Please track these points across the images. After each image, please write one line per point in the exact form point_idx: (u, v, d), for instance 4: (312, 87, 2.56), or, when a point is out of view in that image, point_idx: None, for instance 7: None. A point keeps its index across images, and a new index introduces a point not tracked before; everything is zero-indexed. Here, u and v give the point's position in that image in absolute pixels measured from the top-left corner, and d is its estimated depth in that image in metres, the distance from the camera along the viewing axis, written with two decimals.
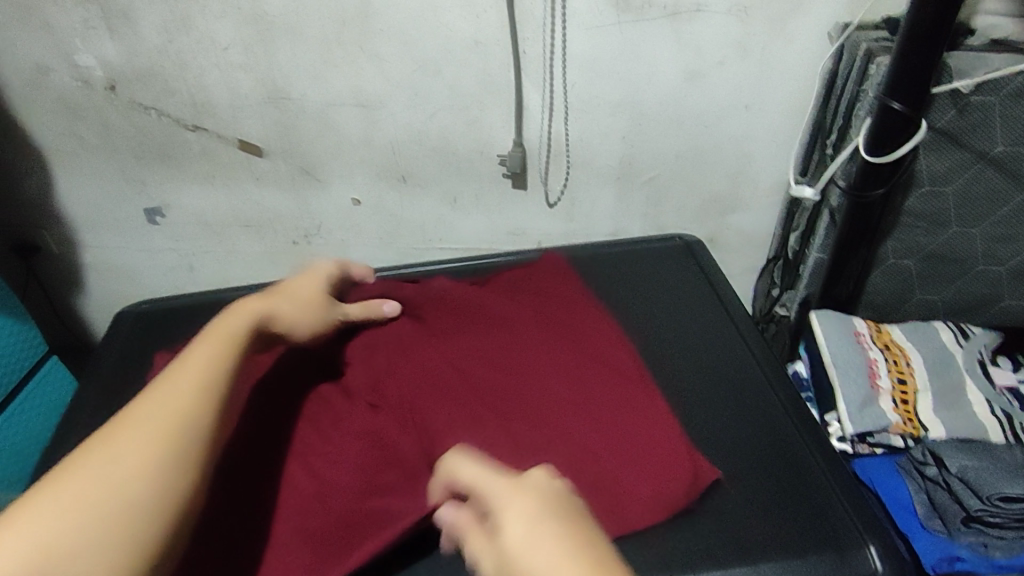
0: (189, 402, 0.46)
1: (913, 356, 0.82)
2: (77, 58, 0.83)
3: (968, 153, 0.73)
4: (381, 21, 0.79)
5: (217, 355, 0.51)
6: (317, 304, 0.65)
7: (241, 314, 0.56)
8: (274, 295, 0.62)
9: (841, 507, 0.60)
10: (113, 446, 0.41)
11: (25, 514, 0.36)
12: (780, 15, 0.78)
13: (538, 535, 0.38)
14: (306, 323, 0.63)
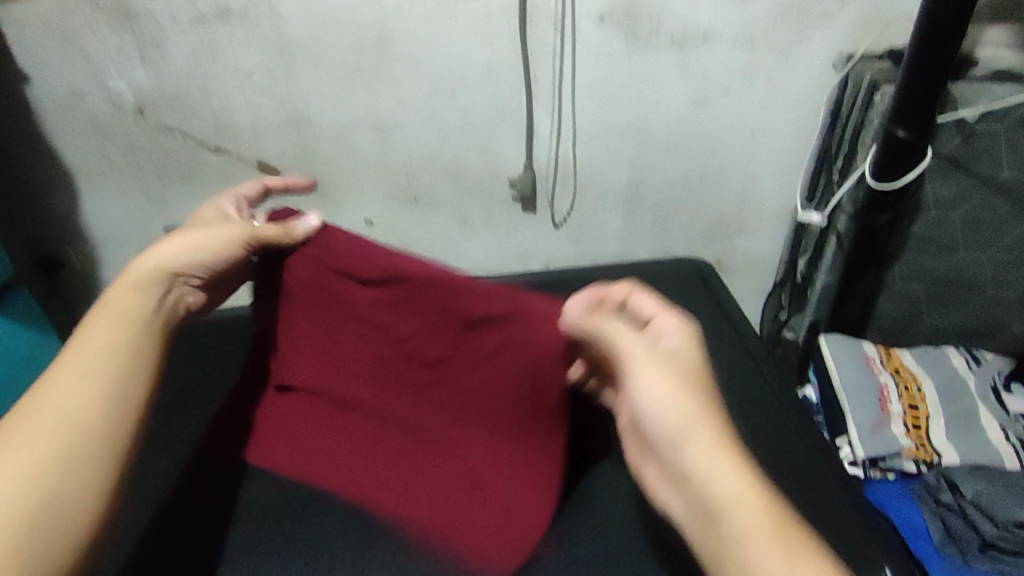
0: (117, 387, 0.48)
1: (923, 381, 0.82)
2: (109, 82, 0.86)
3: (973, 179, 0.74)
4: (397, 48, 0.82)
5: (126, 344, 0.50)
6: (211, 232, 0.57)
7: (120, 288, 0.53)
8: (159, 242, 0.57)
9: (852, 529, 0.60)
10: (40, 426, 0.45)
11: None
12: (786, 45, 0.80)
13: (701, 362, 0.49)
14: (193, 251, 0.56)
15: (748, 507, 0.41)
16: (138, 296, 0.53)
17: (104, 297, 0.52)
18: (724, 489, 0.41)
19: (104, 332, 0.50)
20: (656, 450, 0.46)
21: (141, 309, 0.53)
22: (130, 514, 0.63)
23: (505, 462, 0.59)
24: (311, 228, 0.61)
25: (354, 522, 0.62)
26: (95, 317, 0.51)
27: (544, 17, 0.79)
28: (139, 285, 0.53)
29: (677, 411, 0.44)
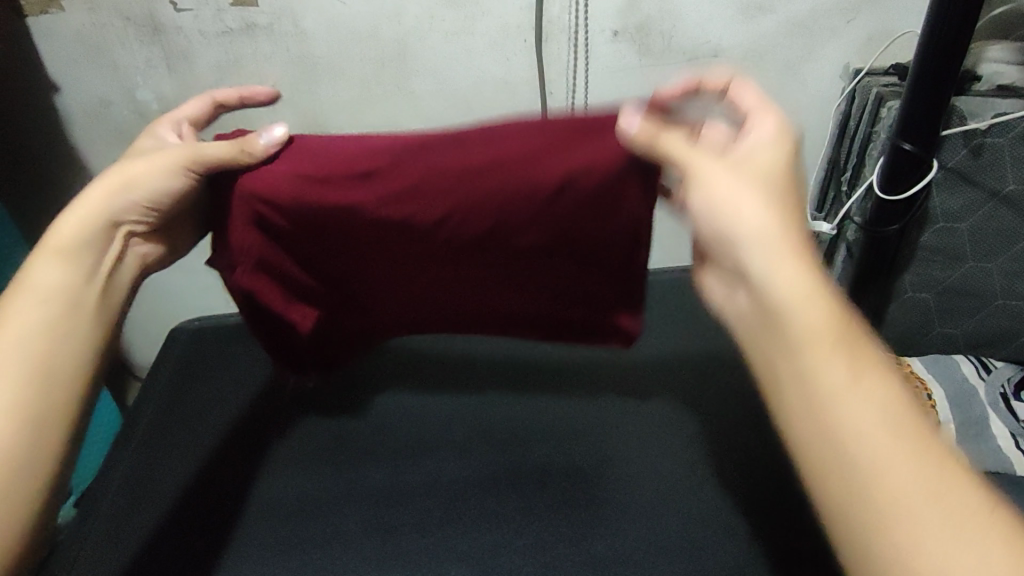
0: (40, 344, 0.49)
1: (933, 388, 0.83)
2: (137, 93, 0.90)
3: (980, 191, 0.75)
4: (416, 62, 0.85)
5: (50, 308, 0.51)
6: (149, 164, 0.55)
7: (47, 254, 0.52)
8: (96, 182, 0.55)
9: None
10: None
11: None
12: (795, 60, 0.83)
13: (772, 167, 0.49)
14: (133, 188, 0.55)
15: (809, 311, 0.42)
16: (69, 260, 0.53)
17: (27, 268, 0.52)
18: (791, 297, 0.42)
19: (26, 308, 0.50)
20: (722, 247, 0.48)
21: (69, 278, 0.52)
22: (168, 509, 0.67)
23: (595, 276, 0.61)
24: (270, 142, 0.55)
25: (376, 521, 0.64)
26: (16, 291, 0.51)
27: (558, 32, 0.81)
28: (69, 247, 0.53)
29: (748, 214, 0.46)
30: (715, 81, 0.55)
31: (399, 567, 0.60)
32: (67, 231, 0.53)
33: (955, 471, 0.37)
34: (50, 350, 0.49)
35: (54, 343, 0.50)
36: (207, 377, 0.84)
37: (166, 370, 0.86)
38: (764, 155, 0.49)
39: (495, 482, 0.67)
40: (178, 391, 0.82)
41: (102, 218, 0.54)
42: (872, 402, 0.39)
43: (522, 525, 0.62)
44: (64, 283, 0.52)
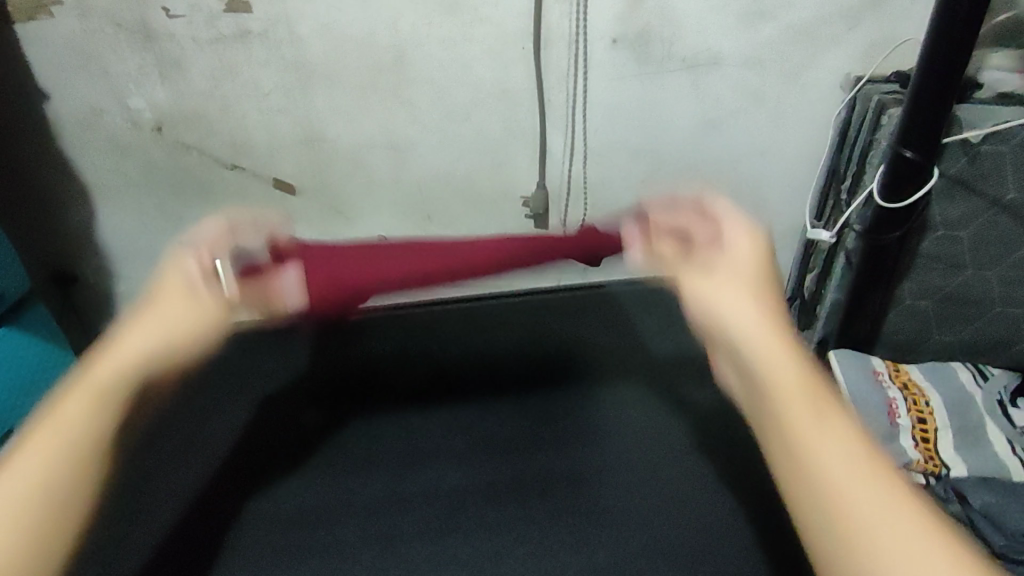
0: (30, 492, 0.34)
1: (932, 396, 0.81)
2: (129, 101, 0.88)
3: (981, 199, 0.75)
4: (414, 70, 0.84)
5: (62, 462, 0.36)
6: (192, 310, 0.45)
7: (77, 399, 0.38)
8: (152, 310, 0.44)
9: None
10: None
11: None
12: (794, 68, 0.83)
13: (764, 268, 0.43)
14: (174, 332, 0.43)
15: (780, 366, 0.35)
16: (98, 408, 0.38)
17: (57, 405, 0.38)
18: (746, 329, 0.37)
19: (31, 457, 0.35)
20: (709, 336, 0.41)
21: (96, 424, 0.38)
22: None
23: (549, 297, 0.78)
24: (290, 303, 0.58)
25: None
26: (31, 440, 0.36)
27: (557, 39, 0.81)
28: (101, 393, 0.39)
29: (739, 309, 0.38)
30: (687, 197, 0.53)
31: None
32: (111, 364, 0.40)
33: (880, 448, 0.33)
34: (52, 516, 0.35)
35: (58, 511, 0.35)
36: None
37: None
38: (759, 250, 0.44)
39: (496, 492, 0.58)
40: None
41: (149, 351, 0.42)
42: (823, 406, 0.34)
43: None
44: (71, 428, 0.37)
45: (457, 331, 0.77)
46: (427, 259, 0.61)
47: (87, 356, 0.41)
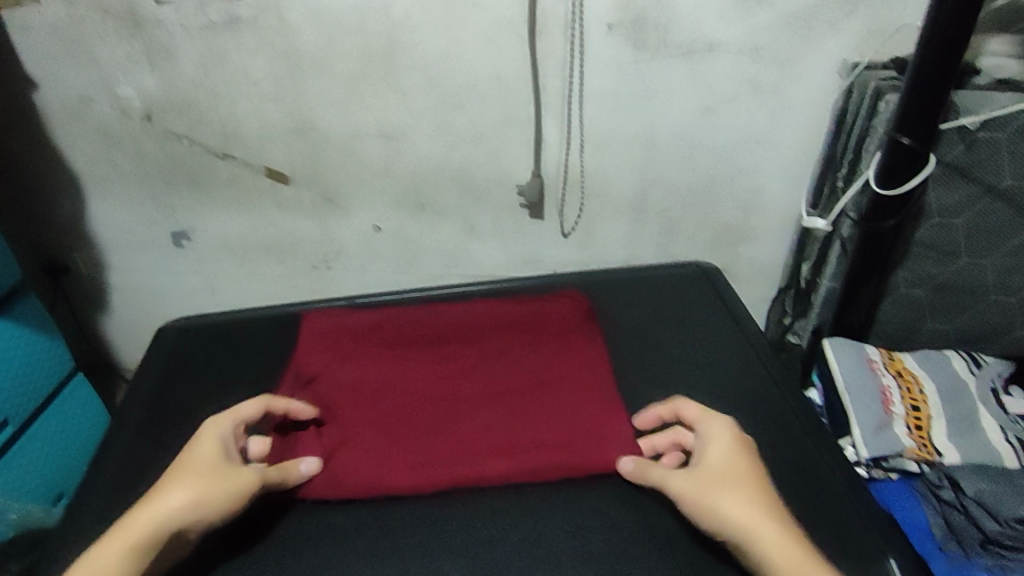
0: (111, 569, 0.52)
1: (926, 383, 0.81)
2: (117, 89, 0.87)
3: (976, 186, 0.75)
4: (408, 57, 0.83)
5: (124, 553, 0.53)
6: (219, 481, 0.57)
7: (156, 510, 0.54)
8: (188, 465, 0.58)
9: (860, 524, 0.61)
10: (97, 555, 0.53)
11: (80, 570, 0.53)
12: (791, 55, 0.82)
13: (771, 518, 0.54)
14: (203, 504, 0.55)
15: (778, 545, 0.52)
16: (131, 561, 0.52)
17: (164, 490, 0.56)
18: (776, 561, 0.52)
19: (106, 558, 0.52)
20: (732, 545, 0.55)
21: (172, 525, 0.54)
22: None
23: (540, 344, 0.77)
24: (308, 473, 0.65)
25: (371, 519, 0.64)
26: (112, 537, 0.53)
27: (552, 26, 0.80)
28: (147, 532, 0.53)
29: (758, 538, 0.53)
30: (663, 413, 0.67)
31: (394, 561, 0.60)
32: (200, 461, 0.58)
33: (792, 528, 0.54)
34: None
35: None
36: (188, 381, 0.81)
37: (153, 369, 0.84)
38: (769, 504, 0.55)
39: None
40: (166, 393, 0.80)
41: (195, 507, 0.55)
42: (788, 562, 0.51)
43: (518, 520, 0.63)
44: (130, 552, 0.53)
45: (441, 364, 0.76)
46: (511, 473, 0.65)
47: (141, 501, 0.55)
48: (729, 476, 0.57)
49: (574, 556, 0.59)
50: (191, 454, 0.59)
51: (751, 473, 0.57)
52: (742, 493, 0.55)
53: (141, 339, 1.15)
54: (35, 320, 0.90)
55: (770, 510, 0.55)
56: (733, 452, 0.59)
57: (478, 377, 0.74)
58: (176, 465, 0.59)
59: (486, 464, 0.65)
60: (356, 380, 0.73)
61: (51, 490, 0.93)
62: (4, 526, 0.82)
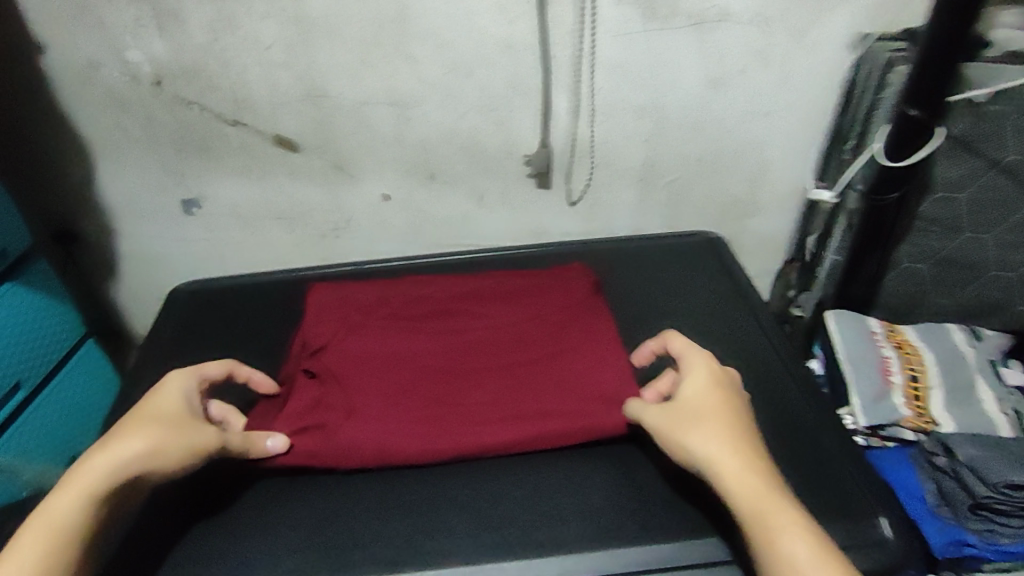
0: (70, 518, 0.50)
1: (924, 354, 0.83)
2: (128, 54, 0.87)
3: (981, 161, 0.76)
4: (418, 24, 0.83)
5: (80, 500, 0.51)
6: (178, 431, 0.57)
7: (115, 453, 0.53)
8: (142, 407, 0.58)
9: (855, 486, 0.63)
10: (52, 502, 0.51)
11: (35, 518, 0.50)
12: (800, 27, 0.82)
13: (743, 457, 0.53)
14: (159, 451, 0.55)
15: (745, 487, 0.51)
16: (87, 508, 0.51)
17: (123, 435, 0.55)
18: (745, 497, 0.51)
19: (64, 506, 0.50)
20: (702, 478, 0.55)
21: (132, 473, 0.53)
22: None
23: (546, 317, 0.78)
24: (275, 449, 0.65)
25: (380, 476, 0.67)
26: (62, 485, 0.52)
27: None
28: (108, 476, 0.52)
29: (728, 482, 0.52)
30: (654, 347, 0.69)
31: (403, 516, 0.63)
32: (156, 407, 0.58)
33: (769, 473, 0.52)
34: (68, 533, 0.50)
35: (56, 539, 0.50)
36: (201, 342, 0.83)
37: (166, 331, 0.86)
38: (743, 440, 0.54)
39: None
40: (179, 354, 0.82)
41: (160, 454, 0.55)
42: (761, 496, 0.51)
43: (521, 478, 0.66)
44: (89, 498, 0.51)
45: (445, 335, 0.77)
46: (510, 441, 0.66)
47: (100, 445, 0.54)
48: (697, 410, 0.56)
49: (574, 515, 0.62)
50: (153, 401, 0.59)
51: (733, 411, 0.56)
52: (722, 429, 0.54)
53: (152, 305, 1.17)
54: (44, 285, 0.92)
55: (749, 452, 0.53)
56: (716, 389, 0.58)
57: (480, 349, 0.75)
58: (134, 411, 0.58)
59: (494, 431, 0.67)
60: (363, 352, 0.74)
61: (65, 450, 0.96)
62: (19, 486, 0.86)
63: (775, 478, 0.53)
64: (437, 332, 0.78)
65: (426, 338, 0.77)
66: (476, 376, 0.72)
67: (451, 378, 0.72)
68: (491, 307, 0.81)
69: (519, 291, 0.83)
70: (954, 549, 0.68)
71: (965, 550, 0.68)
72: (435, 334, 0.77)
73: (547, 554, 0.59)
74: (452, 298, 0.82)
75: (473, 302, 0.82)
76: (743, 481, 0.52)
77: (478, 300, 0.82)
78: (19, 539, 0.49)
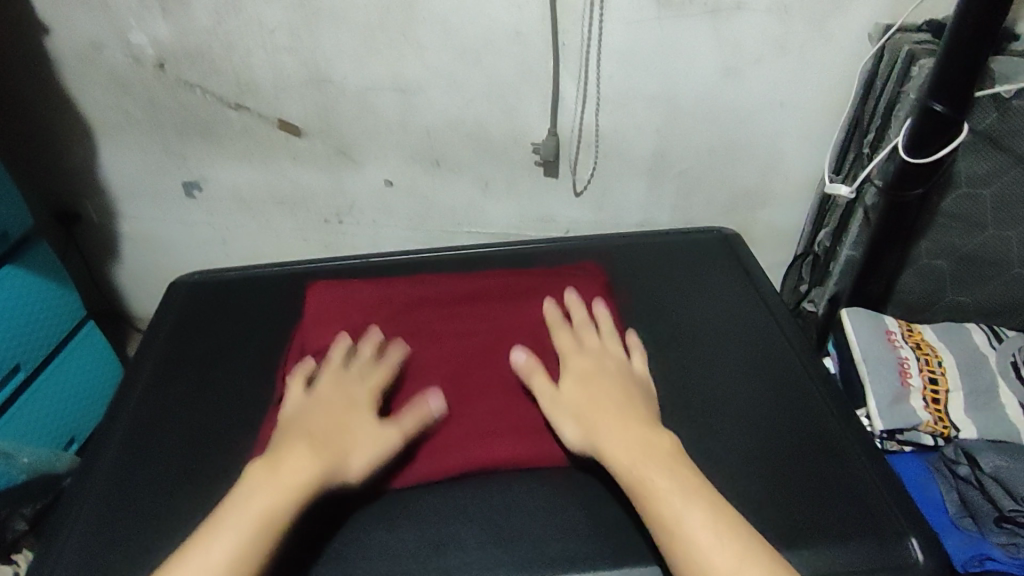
0: (262, 511, 0.51)
1: (944, 356, 0.80)
2: (130, 36, 0.86)
3: (1008, 156, 0.73)
4: (425, 8, 0.81)
5: (276, 490, 0.52)
6: (380, 426, 0.61)
7: (357, 434, 0.59)
8: (355, 387, 0.64)
9: (885, 501, 0.61)
10: (259, 477, 0.54)
11: (234, 509, 0.51)
12: (821, 15, 0.79)
13: (663, 469, 0.54)
14: (373, 441, 0.59)
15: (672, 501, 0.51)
16: (282, 496, 0.52)
17: (356, 425, 0.60)
18: (671, 511, 0.51)
19: (258, 499, 0.52)
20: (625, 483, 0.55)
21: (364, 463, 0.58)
22: (163, 481, 0.66)
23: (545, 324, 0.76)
24: (438, 411, 0.66)
25: None
26: (285, 456, 0.55)
27: None
28: (326, 461, 0.56)
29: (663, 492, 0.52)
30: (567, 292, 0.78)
31: (410, 526, 0.59)
32: (375, 376, 0.67)
33: (684, 480, 0.53)
34: (255, 531, 0.50)
35: (251, 534, 0.50)
36: (201, 335, 0.82)
37: (166, 321, 0.85)
38: (656, 446, 0.56)
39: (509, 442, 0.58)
40: (180, 344, 0.81)
41: (318, 480, 0.54)
42: (670, 494, 0.52)
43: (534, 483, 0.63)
44: (247, 540, 0.49)
45: (445, 339, 0.75)
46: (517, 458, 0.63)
47: (330, 415, 0.60)
48: (572, 391, 0.63)
49: (586, 525, 0.59)
50: (339, 404, 0.61)
51: (611, 394, 0.62)
52: (626, 419, 0.59)
53: (155, 289, 1.16)
54: (47, 271, 0.91)
55: (650, 438, 0.57)
56: (589, 383, 0.63)
57: (480, 358, 0.73)
58: (306, 427, 0.59)
59: (504, 445, 0.64)
60: None
61: (63, 434, 0.95)
62: (17, 470, 0.85)
63: (681, 468, 0.54)
64: (436, 338, 0.75)
65: (424, 347, 0.74)
66: (478, 388, 0.70)
67: (451, 390, 0.70)
68: (490, 312, 0.78)
69: (518, 295, 0.80)
70: (977, 563, 0.65)
71: (986, 564, 0.65)
72: (434, 342, 0.75)
73: (558, 567, 0.56)
74: (450, 303, 0.80)
75: (471, 307, 0.79)
76: (678, 490, 0.52)
77: (477, 303, 0.80)
78: (218, 523, 0.50)
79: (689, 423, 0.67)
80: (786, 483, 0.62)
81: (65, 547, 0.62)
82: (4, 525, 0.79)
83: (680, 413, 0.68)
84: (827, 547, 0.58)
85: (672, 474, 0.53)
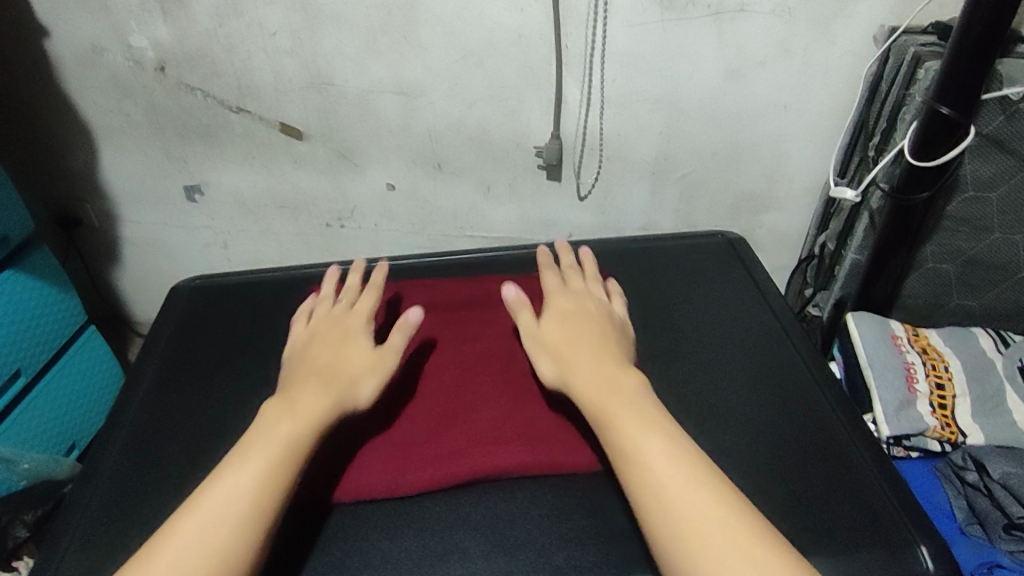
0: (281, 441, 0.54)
1: (951, 361, 0.80)
2: (131, 39, 0.85)
3: (1015, 159, 0.73)
4: (427, 11, 0.80)
5: (290, 421, 0.55)
6: (371, 350, 0.64)
7: (349, 360, 0.63)
8: (344, 321, 0.67)
9: (892, 508, 0.61)
10: (274, 414, 0.57)
11: (255, 441, 0.54)
12: (825, 18, 0.78)
13: (633, 403, 0.55)
14: (366, 366, 0.63)
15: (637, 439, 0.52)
16: (296, 424, 0.55)
17: (348, 353, 0.63)
18: (633, 450, 0.51)
19: (278, 430, 0.55)
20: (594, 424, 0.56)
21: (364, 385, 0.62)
22: (164, 488, 0.66)
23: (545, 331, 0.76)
24: (417, 321, 0.66)
25: None
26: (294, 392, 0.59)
27: None
28: (326, 390, 0.59)
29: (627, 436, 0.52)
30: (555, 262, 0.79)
31: (413, 536, 0.59)
32: (362, 303, 0.69)
33: (653, 419, 0.54)
34: (277, 455, 0.53)
35: (277, 457, 0.53)
36: (203, 340, 0.82)
37: (167, 326, 0.84)
38: (625, 379, 0.58)
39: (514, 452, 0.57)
40: (181, 349, 0.81)
41: (327, 410, 0.58)
42: (637, 430, 0.53)
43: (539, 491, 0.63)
44: (270, 462, 0.52)
45: (446, 345, 0.75)
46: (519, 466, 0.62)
47: (324, 350, 0.64)
48: (551, 325, 0.65)
49: (592, 535, 0.58)
50: (331, 340, 0.65)
51: (590, 333, 0.63)
52: (597, 353, 0.61)
53: (156, 293, 1.15)
54: (47, 276, 0.90)
55: (616, 373, 0.58)
56: (568, 321, 0.65)
57: (480, 364, 0.72)
58: (307, 364, 0.62)
59: (507, 454, 0.63)
60: None
61: (64, 440, 0.95)
62: (17, 476, 0.84)
63: (649, 403, 0.56)
64: (436, 344, 0.75)
65: (424, 352, 0.74)
66: (479, 395, 0.69)
67: (451, 397, 0.69)
68: (491, 318, 0.78)
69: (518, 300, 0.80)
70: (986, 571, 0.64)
71: (995, 572, 0.64)
72: (434, 348, 0.74)
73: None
74: (450, 309, 0.79)
75: (471, 313, 0.79)
76: (643, 425, 0.53)
77: (478, 309, 0.79)
78: (240, 453, 0.53)
79: (695, 429, 0.67)
80: (793, 490, 0.62)
81: (65, 555, 0.62)
82: (4, 531, 0.77)
83: (686, 420, 0.68)
84: (835, 555, 0.57)
85: (637, 409, 0.55)
